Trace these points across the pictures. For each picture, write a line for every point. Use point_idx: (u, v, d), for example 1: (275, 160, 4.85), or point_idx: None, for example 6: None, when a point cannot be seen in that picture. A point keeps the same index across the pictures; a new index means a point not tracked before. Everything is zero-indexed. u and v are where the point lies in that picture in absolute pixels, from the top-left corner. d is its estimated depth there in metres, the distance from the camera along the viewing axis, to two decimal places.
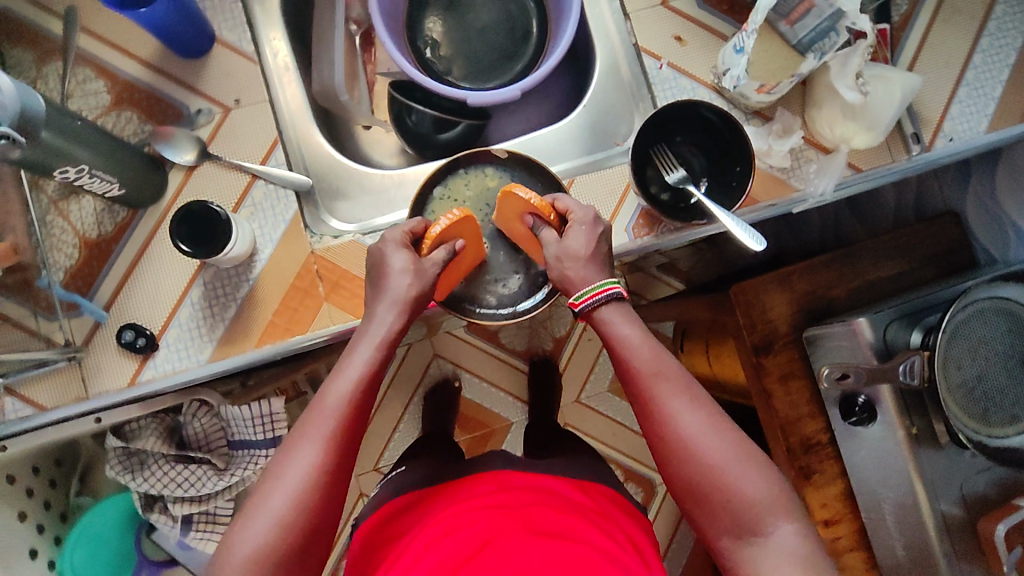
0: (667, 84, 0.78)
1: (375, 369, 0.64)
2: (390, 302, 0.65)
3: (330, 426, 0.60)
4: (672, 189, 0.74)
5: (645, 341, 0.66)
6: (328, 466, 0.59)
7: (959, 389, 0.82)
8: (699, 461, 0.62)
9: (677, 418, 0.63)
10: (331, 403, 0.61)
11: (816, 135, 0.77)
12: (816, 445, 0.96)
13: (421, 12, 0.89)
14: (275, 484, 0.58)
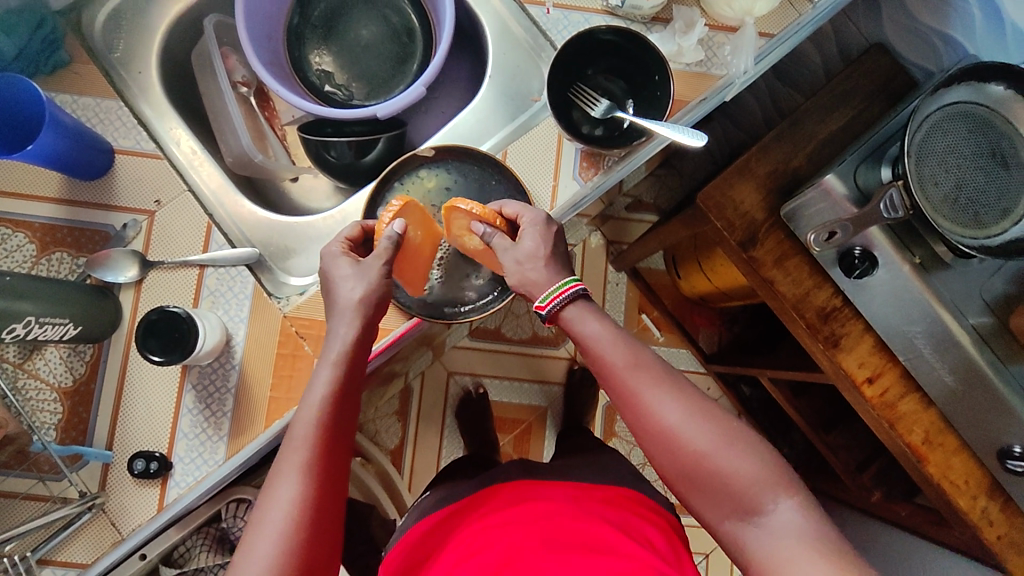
0: (560, 25, 0.77)
1: (340, 391, 0.63)
2: (343, 314, 0.64)
3: (304, 460, 0.59)
4: (604, 122, 0.74)
5: (613, 339, 0.66)
6: (309, 502, 0.58)
7: (942, 203, 0.87)
8: (688, 447, 0.63)
9: (659, 409, 0.64)
10: (302, 436, 0.60)
11: (718, 20, 0.77)
12: (832, 312, 0.96)
13: (302, 49, 0.88)
14: (260, 528, 0.57)
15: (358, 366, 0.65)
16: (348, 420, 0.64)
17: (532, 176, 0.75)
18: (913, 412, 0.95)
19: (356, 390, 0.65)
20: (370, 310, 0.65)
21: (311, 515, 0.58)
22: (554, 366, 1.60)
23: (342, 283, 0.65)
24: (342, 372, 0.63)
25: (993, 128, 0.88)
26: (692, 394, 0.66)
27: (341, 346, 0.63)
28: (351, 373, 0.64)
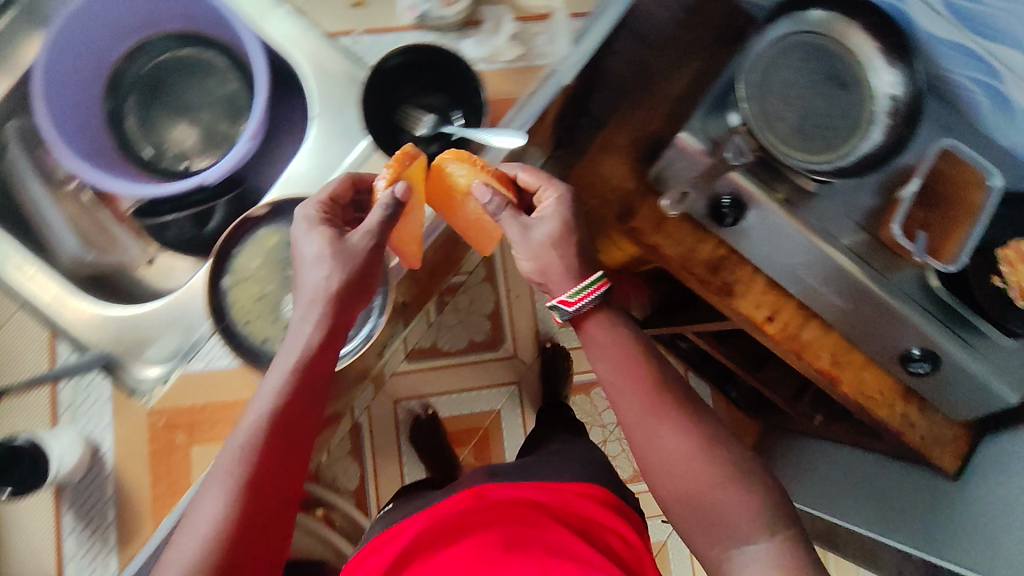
0: (375, 49, 0.77)
1: (280, 418, 0.67)
2: (298, 331, 0.68)
3: (231, 480, 0.65)
4: (437, 137, 0.73)
5: (626, 365, 0.78)
6: (233, 517, 0.64)
7: (793, 135, 0.88)
8: (675, 458, 0.75)
9: (650, 420, 0.77)
10: (233, 454, 0.65)
11: (527, 10, 0.76)
12: (720, 262, 1.00)
13: (120, 111, 0.89)
14: (187, 532, 0.63)
15: (312, 392, 0.69)
16: (294, 445, 0.68)
17: None
18: (818, 339, 0.99)
19: (306, 414, 0.69)
20: (324, 337, 0.69)
21: (233, 529, 0.63)
22: (496, 368, 1.62)
23: (303, 302, 0.70)
24: (285, 398, 0.67)
25: (826, 52, 0.89)
26: (693, 409, 0.78)
27: (286, 368, 0.67)
28: (298, 398, 0.68)
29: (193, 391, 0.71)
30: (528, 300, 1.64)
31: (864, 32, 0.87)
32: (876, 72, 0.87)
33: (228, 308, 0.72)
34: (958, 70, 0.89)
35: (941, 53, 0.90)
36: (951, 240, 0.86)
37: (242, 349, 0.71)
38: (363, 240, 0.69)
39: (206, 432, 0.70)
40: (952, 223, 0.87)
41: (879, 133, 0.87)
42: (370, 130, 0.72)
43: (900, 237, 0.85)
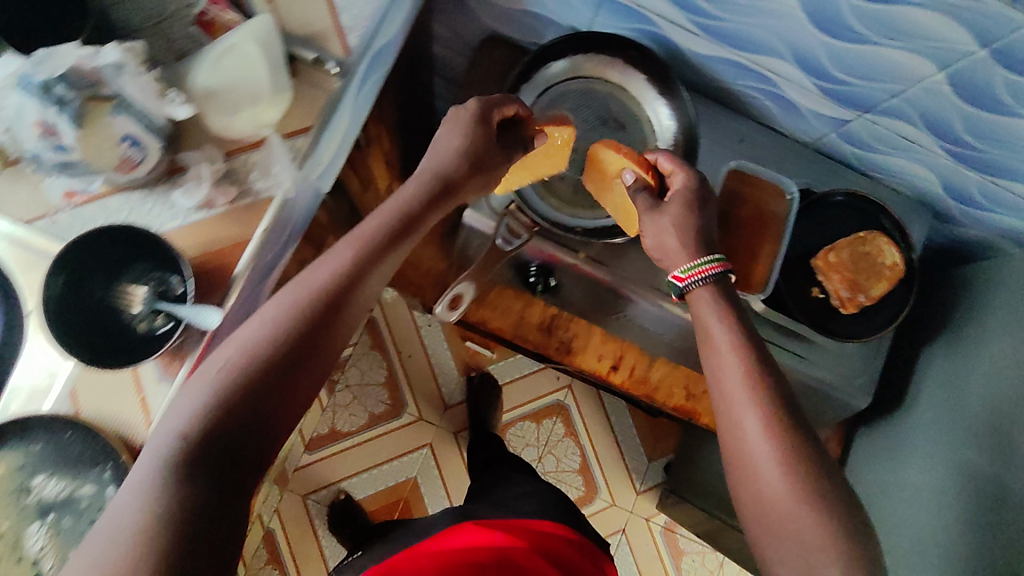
0: (80, 224, 0.67)
1: (310, 317, 0.53)
2: (324, 258, 0.57)
3: (262, 345, 0.50)
4: (158, 312, 0.65)
5: (722, 322, 0.63)
6: (216, 416, 0.47)
7: (575, 194, 0.83)
8: (770, 499, 0.55)
9: (744, 424, 0.58)
10: (269, 323, 0.51)
11: (236, 140, 0.69)
12: (553, 321, 0.96)
13: None
14: (185, 394, 0.49)
15: (325, 326, 0.53)
16: (306, 375, 0.52)
17: (115, 400, 0.65)
18: (667, 377, 0.96)
19: (293, 369, 0.51)
20: (351, 263, 0.56)
21: (211, 428, 0.47)
22: (407, 435, 1.55)
23: (368, 219, 0.60)
24: (308, 308, 0.53)
25: (595, 95, 0.84)
26: (800, 455, 0.56)
27: (311, 277, 0.55)
28: (318, 318, 0.53)
29: None
30: (421, 359, 1.58)
31: (628, 68, 0.82)
32: (652, 112, 0.83)
33: None
34: (737, 82, 0.84)
35: (715, 68, 0.83)
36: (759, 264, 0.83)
37: None
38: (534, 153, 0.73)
39: None
40: (760, 241, 0.83)
41: None
42: (63, 342, 0.62)
43: None
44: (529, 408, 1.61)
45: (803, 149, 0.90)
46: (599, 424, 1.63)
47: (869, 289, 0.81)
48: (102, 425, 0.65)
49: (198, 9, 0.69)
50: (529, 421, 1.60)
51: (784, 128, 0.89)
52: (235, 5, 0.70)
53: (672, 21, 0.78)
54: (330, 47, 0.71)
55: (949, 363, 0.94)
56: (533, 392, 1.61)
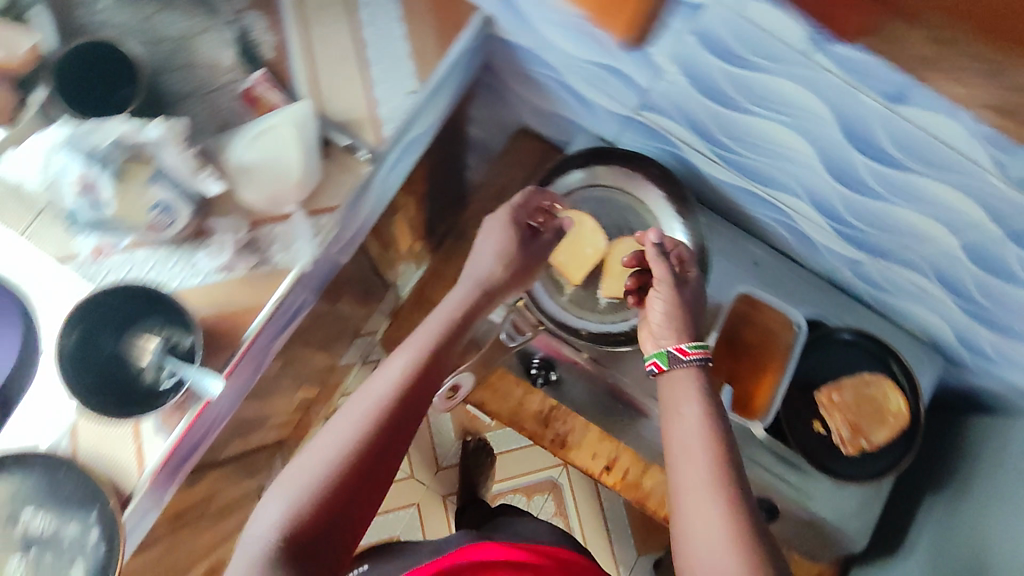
0: (102, 271, 0.71)
1: (376, 438, 0.58)
2: (382, 378, 0.62)
3: (331, 467, 0.56)
4: (166, 368, 0.67)
5: (704, 412, 0.60)
6: (305, 507, 0.54)
7: (583, 298, 0.84)
8: (721, 569, 0.52)
9: (705, 530, 0.53)
10: (333, 450, 0.57)
11: (263, 212, 0.72)
12: (551, 413, 0.95)
13: None
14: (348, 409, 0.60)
15: (393, 441, 0.59)
16: (378, 480, 0.58)
17: (109, 448, 0.68)
18: (659, 488, 0.94)
19: (389, 444, 0.59)
20: (406, 387, 0.61)
21: (304, 510, 0.54)
22: (398, 491, 1.55)
23: (418, 344, 0.65)
24: (379, 425, 0.59)
25: (618, 200, 0.87)
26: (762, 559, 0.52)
27: (368, 394, 0.61)
28: (388, 433, 0.59)
29: None
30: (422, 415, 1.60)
31: (651, 185, 0.84)
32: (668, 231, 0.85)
33: None
34: (755, 209, 0.86)
35: (734, 193, 0.85)
36: (761, 394, 0.82)
37: None
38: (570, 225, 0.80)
39: None
40: (760, 368, 0.82)
41: None
42: (71, 384, 0.65)
43: None
44: (523, 480, 1.59)
45: (817, 280, 0.90)
46: (590, 507, 1.59)
47: (869, 433, 0.81)
48: (96, 466, 0.68)
49: (242, 84, 0.76)
50: (521, 495, 1.58)
51: (803, 258, 0.90)
52: (280, 84, 0.77)
53: (694, 148, 0.82)
54: (365, 135, 0.77)
55: (947, 513, 0.91)
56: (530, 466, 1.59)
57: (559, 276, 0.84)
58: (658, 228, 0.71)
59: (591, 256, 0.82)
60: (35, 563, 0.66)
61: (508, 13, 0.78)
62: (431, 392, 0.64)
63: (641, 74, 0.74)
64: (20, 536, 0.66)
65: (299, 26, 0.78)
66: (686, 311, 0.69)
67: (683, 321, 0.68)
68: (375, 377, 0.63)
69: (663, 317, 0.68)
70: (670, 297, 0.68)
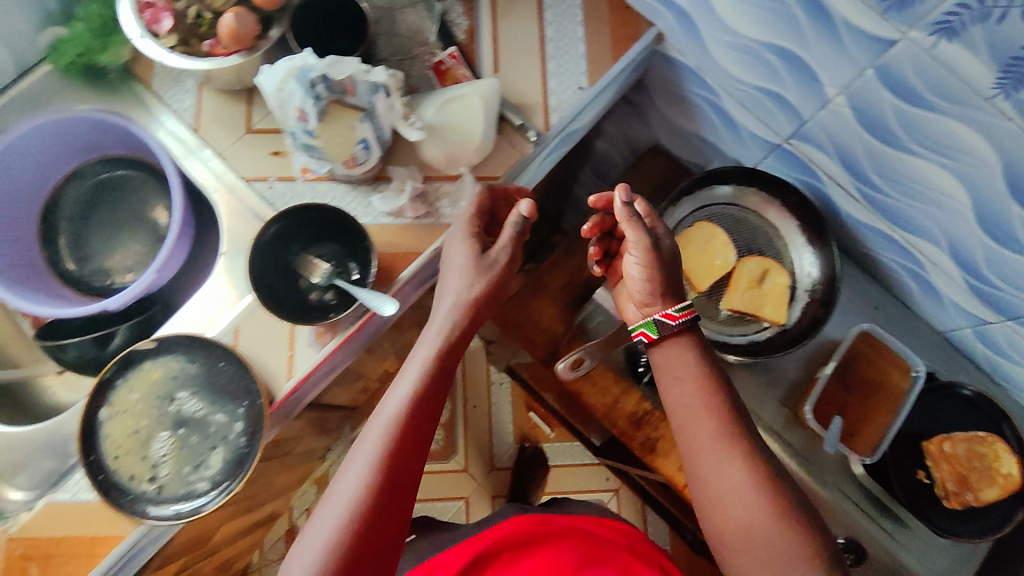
0: (285, 196, 0.78)
1: (385, 474, 0.60)
2: (389, 402, 0.65)
3: (349, 508, 0.58)
4: (330, 286, 0.74)
5: (689, 376, 0.68)
6: (347, 525, 0.58)
7: (705, 306, 0.88)
8: (736, 498, 0.61)
9: (724, 470, 0.62)
10: (346, 493, 0.59)
11: (438, 170, 0.79)
12: (646, 416, 0.97)
13: (84, 237, 0.89)
14: (366, 435, 0.63)
15: (403, 471, 0.61)
16: (406, 493, 0.62)
17: (266, 352, 0.74)
18: None
19: (412, 447, 0.63)
20: (402, 423, 0.63)
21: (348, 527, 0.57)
22: (449, 481, 1.57)
23: (410, 376, 0.66)
24: (386, 461, 0.61)
25: (753, 222, 0.90)
26: (777, 486, 0.61)
27: (382, 413, 0.64)
28: (399, 455, 0.62)
29: (100, 517, 0.70)
30: (483, 414, 1.62)
31: (785, 212, 0.88)
32: (796, 258, 0.88)
33: (99, 441, 0.70)
34: (883, 253, 0.88)
35: (864, 234, 0.88)
36: (870, 431, 0.83)
37: (105, 485, 0.69)
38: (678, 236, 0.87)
39: (70, 563, 0.69)
40: (872, 412, 0.84)
41: (798, 313, 0.86)
42: (253, 285, 0.72)
43: (811, 422, 0.84)
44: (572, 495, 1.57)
45: (931, 335, 0.91)
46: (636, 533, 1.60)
47: (978, 489, 0.81)
48: (251, 365, 0.73)
49: (436, 58, 0.83)
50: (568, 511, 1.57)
51: (920, 311, 0.91)
52: (467, 62, 0.84)
53: (837, 182, 0.85)
54: (536, 119, 0.83)
55: None
56: (581, 483, 1.58)
57: (685, 282, 0.88)
58: (626, 182, 0.68)
59: (718, 267, 0.86)
60: (179, 445, 0.71)
61: (685, 30, 0.83)
62: (430, 419, 0.66)
63: (807, 103, 0.78)
64: (174, 416, 0.72)
65: (492, 15, 0.85)
66: (667, 273, 0.70)
67: (665, 285, 0.70)
68: (375, 417, 0.64)
69: (647, 281, 0.70)
70: (650, 260, 0.69)
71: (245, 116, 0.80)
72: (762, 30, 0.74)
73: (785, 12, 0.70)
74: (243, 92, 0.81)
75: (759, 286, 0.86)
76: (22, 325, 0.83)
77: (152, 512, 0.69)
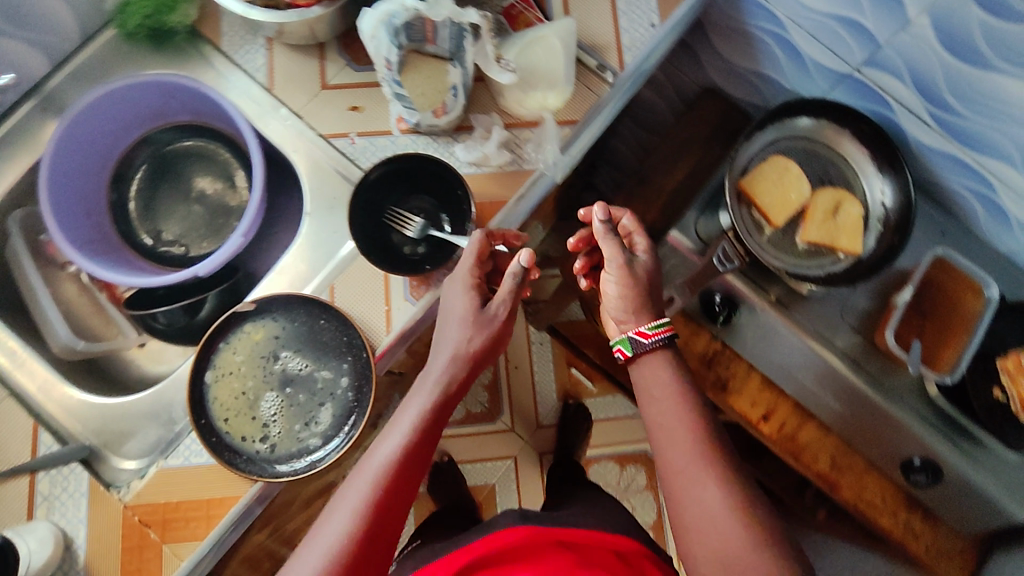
0: (367, 151, 0.77)
1: (371, 522, 0.56)
2: (383, 444, 0.61)
3: (333, 558, 0.54)
4: (424, 239, 0.75)
5: (682, 401, 0.64)
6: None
7: (781, 241, 0.88)
8: (718, 529, 0.56)
9: (710, 500, 0.58)
10: (332, 537, 0.55)
11: (520, 116, 0.79)
12: (714, 355, 0.95)
13: (151, 204, 0.87)
14: (354, 479, 0.59)
15: (387, 521, 0.57)
16: (388, 544, 0.57)
17: (365, 307, 0.74)
18: (815, 441, 0.93)
19: (400, 496, 0.59)
20: (398, 467, 0.59)
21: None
22: (496, 441, 1.58)
23: (404, 422, 0.62)
24: (375, 507, 0.57)
25: (820, 156, 0.91)
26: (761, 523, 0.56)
27: (373, 456, 0.60)
28: (386, 503, 0.58)
29: (211, 479, 0.70)
30: (527, 374, 1.61)
31: (856, 141, 0.88)
32: (868, 188, 0.88)
33: (209, 403, 0.70)
34: (951, 178, 0.87)
35: (933, 160, 0.87)
36: (947, 350, 0.86)
37: (218, 447, 0.69)
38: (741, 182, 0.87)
39: (189, 525, 0.69)
40: (947, 335, 0.86)
41: (873, 241, 0.87)
42: (354, 234, 0.72)
43: (892, 346, 0.85)
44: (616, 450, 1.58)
45: (1000, 261, 0.91)
46: None
47: None
48: (353, 319, 0.73)
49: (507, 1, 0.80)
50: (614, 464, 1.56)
51: (985, 235, 0.90)
52: (537, 5, 0.81)
53: (908, 109, 0.84)
54: (610, 59, 0.81)
55: None
56: (625, 437, 1.57)
57: (761, 218, 0.88)
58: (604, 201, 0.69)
59: (794, 202, 0.87)
60: (286, 404, 0.71)
61: None
62: (422, 467, 0.62)
63: (884, 28, 0.78)
64: (279, 375, 0.72)
65: None
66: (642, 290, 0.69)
67: (640, 301, 0.68)
68: (369, 457, 0.60)
69: (620, 295, 0.69)
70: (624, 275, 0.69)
71: (319, 71, 0.79)
72: None
73: None
74: (315, 47, 0.79)
75: (833, 218, 0.86)
76: (103, 300, 0.84)
77: (271, 469, 0.69)
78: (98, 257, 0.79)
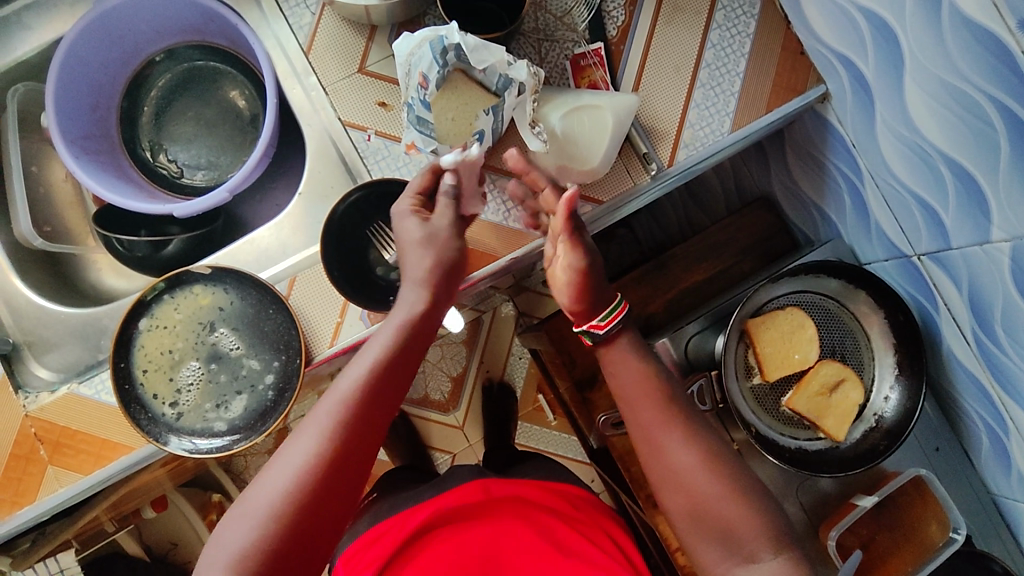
0: (379, 155, 0.72)
1: (342, 457, 0.53)
2: (360, 362, 0.57)
3: (295, 485, 0.51)
4: (399, 267, 0.73)
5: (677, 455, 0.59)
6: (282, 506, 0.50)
7: (765, 395, 0.84)
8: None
9: None
10: (302, 455, 0.52)
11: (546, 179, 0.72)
12: None
13: (166, 117, 0.85)
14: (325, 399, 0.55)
15: (358, 452, 0.54)
16: (361, 471, 0.54)
17: (316, 314, 0.70)
18: None
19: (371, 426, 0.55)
20: (365, 396, 0.55)
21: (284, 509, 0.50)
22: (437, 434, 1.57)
23: (376, 347, 0.58)
24: (343, 433, 0.53)
25: (844, 324, 0.84)
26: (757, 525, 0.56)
27: (349, 378, 0.56)
28: (355, 436, 0.54)
29: (114, 422, 0.69)
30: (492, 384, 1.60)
31: (886, 328, 0.81)
32: (877, 381, 0.82)
33: (134, 350, 0.69)
34: (969, 401, 0.79)
35: (958, 376, 0.79)
36: (888, 568, 0.83)
37: (127, 396, 0.68)
38: (741, 318, 0.81)
39: (77, 457, 0.69)
40: (887, 555, 0.83)
41: (858, 434, 0.82)
42: (324, 242, 0.69)
43: (832, 548, 0.81)
44: None
45: (982, 497, 0.84)
46: None
47: None
48: (299, 320, 0.70)
49: (579, 50, 0.74)
50: None
51: (981, 468, 0.83)
52: (611, 66, 0.75)
53: (954, 318, 0.76)
54: (662, 150, 0.74)
55: None
56: None
57: (755, 364, 0.83)
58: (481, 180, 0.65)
59: (794, 362, 0.81)
60: (208, 376, 0.70)
61: (858, 100, 0.74)
62: (397, 390, 0.58)
63: (963, 233, 0.69)
64: (211, 347, 0.71)
65: (655, 17, 0.75)
66: (595, 266, 0.66)
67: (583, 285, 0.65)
68: (338, 382, 0.56)
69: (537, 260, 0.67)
70: (569, 276, 0.66)
71: (362, 53, 0.73)
72: (950, 138, 0.65)
73: (988, 135, 0.61)
74: (366, 27, 0.74)
75: (827, 395, 0.81)
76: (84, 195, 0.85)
77: (170, 438, 0.68)
78: (88, 152, 0.77)
